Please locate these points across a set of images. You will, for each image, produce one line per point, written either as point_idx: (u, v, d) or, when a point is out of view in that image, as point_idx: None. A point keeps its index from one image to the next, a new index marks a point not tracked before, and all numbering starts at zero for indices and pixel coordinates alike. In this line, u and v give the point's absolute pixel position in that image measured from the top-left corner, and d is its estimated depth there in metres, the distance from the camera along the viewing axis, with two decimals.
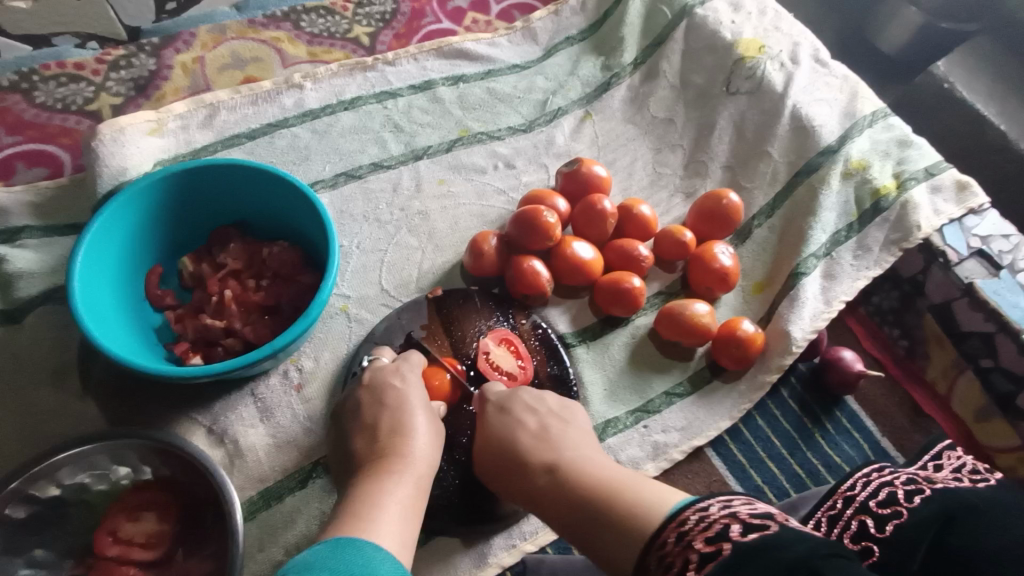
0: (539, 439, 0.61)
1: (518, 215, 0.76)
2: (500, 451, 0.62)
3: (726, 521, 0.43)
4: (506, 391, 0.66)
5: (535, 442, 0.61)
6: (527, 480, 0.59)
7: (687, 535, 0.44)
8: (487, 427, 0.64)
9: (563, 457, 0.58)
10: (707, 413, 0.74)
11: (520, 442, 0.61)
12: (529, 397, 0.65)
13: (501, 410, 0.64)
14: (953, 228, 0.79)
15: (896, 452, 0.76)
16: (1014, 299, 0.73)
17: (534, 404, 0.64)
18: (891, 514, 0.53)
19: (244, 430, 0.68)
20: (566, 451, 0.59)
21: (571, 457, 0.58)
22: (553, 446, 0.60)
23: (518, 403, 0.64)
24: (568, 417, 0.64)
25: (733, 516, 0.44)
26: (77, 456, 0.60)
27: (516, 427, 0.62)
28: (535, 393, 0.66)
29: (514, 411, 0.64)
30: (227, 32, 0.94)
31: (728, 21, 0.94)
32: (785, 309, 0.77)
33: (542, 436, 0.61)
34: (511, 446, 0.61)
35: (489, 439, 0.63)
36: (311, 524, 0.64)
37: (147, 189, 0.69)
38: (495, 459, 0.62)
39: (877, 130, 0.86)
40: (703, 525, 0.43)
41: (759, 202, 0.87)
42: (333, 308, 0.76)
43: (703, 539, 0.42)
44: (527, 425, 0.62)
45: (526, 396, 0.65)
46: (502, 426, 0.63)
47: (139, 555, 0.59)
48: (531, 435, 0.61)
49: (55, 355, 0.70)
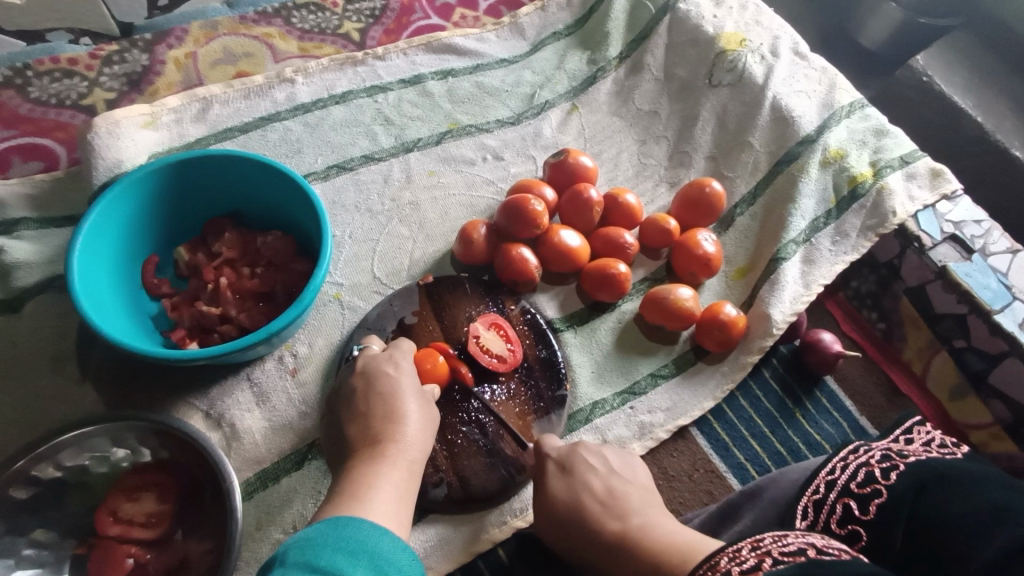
0: (605, 503, 0.59)
1: (507, 204, 0.78)
2: (564, 515, 0.60)
3: (803, 545, 0.46)
4: (565, 447, 0.65)
5: (601, 505, 0.58)
6: (597, 548, 0.56)
7: (761, 548, 0.46)
8: (548, 488, 0.62)
9: (632, 522, 0.56)
10: (692, 394, 0.77)
11: (585, 505, 0.59)
12: (589, 454, 0.63)
13: (563, 470, 0.62)
14: (927, 214, 0.82)
15: (873, 429, 0.78)
16: (985, 281, 0.76)
17: (596, 463, 0.62)
18: (873, 494, 0.55)
19: (240, 413, 0.70)
20: (635, 515, 0.57)
21: (641, 522, 0.56)
22: (620, 511, 0.57)
23: (580, 462, 0.62)
24: (628, 474, 0.62)
25: (810, 544, 0.46)
26: (78, 438, 0.61)
27: (580, 488, 0.60)
28: (594, 450, 0.64)
29: (577, 471, 0.62)
30: (219, 28, 0.95)
31: (710, 15, 0.97)
32: (766, 293, 0.79)
33: (609, 499, 0.59)
34: (575, 509, 0.59)
35: (550, 502, 0.61)
36: (306, 504, 0.66)
37: (143, 179, 0.70)
38: (559, 524, 0.60)
39: (854, 120, 0.89)
40: (781, 546, 0.45)
41: (741, 191, 0.89)
42: (326, 295, 0.78)
43: (779, 551, 0.45)
44: (592, 485, 0.60)
45: (586, 453, 0.63)
46: (565, 487, 0.61)
47: (139, 533, 0.61)
48: (597, 495, 0.59)
49: (54, 342, 0.71)
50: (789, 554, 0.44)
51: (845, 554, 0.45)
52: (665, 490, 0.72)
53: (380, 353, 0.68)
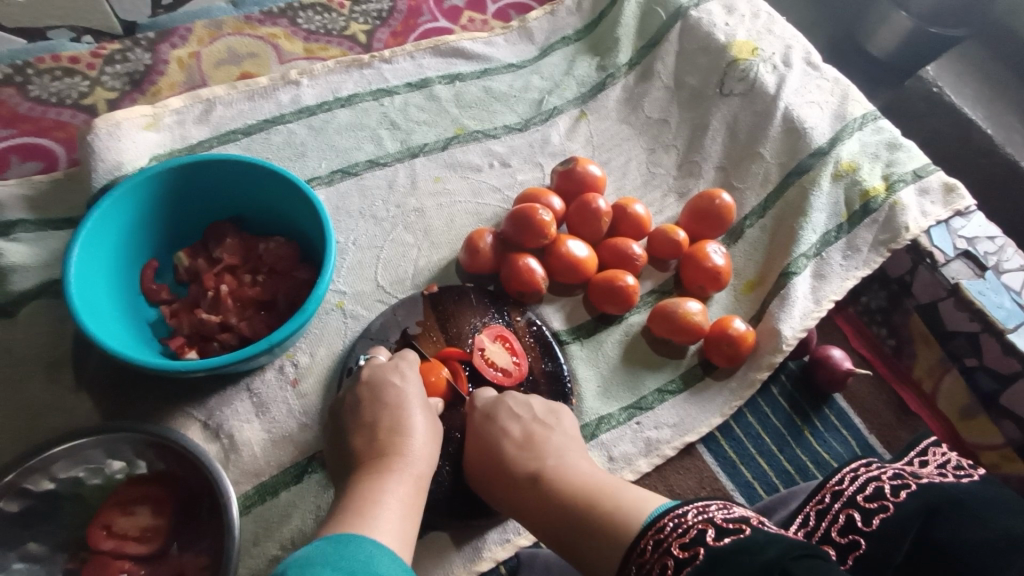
0: (524, 448, 0.62)
1: (513, 213, 0.76)
2: (481, 457, 0.64)
3: (701, 525, 0.46)
4: (492, 397, 0.67)
5: (519, 451, 0.62)
6: (511, 487, 0.61)
7: (664, 542, 0.47)
8: (471, 431, 0.66)
9: (546, 466, 0.61)
10: (699, 410, 0.75)
11: (504, 450, 0.63)
12: (514, 402, 0.66)
13: (487, 417, 0.65)
14: (940, 230, 0.80)
15: (883, 448, 0.77)
16: (998, 300, 0.75)
17: (519, 411, 0.65)
18: (879, 509, 0.54)
19: (240, 424, 0.68)
20: (550, 460, 0.61)
21: (555, 467, 0.60)
22: (538, 454, 0.62)
23: (502, 411, 0.65)
24: (552, 421, 0.65)
25: (708, 520, 0.47)
26: (72, 450, 0.60)
27: (501, 434, 0.64)
28: (521, 398, 0.67)
29: (498, 418, 0.65)
30: (224, 28, 0.93)
31: (721, 23, 0.96)
32: (776, 308, 0.78)
33: (527, 443, 0.63)
34: (494, 453, 0.63)
35: (473, 443, 0.65)
36: (306, 519, 0.65)
37: (143, 183, 0.69)
38: (478, 464, 0.64)
39: (867, 132, 0.88)
40: (681, 535, 0.46)
41: (751, 203, 0.88)
42: (329, 304, 0.76)
43: (678, 544, 0.46)
44: (512, 432, 0.64)
45: (511, 401, 0.66)
46: (486, 432, 0.65)
47: (134, 548, 0.59)
48: (516, 441, 0.63)
49: (50, 349, 0.70)
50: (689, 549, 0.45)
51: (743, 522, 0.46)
52: None
53: (384, 362, 0.67)
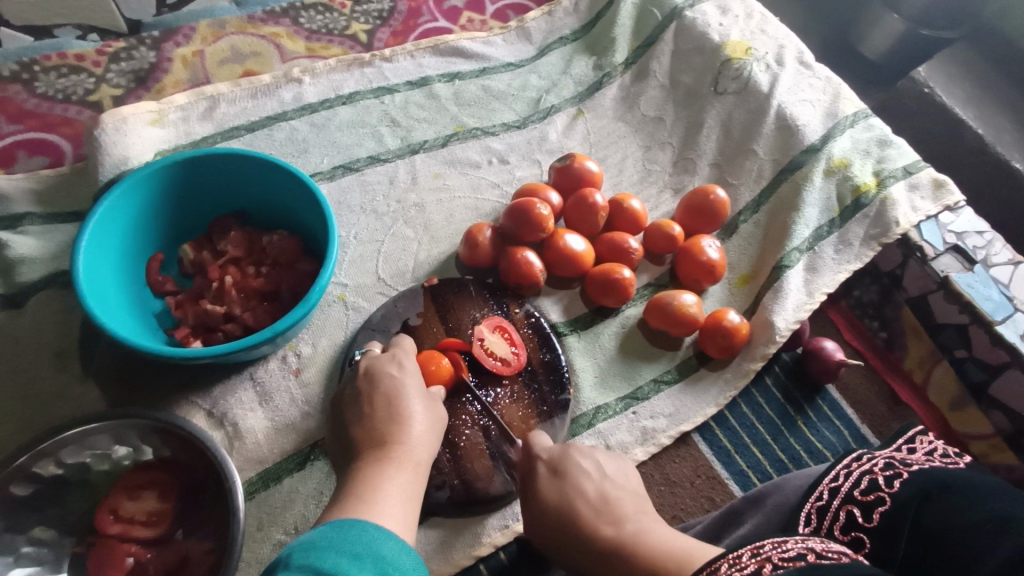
0: (598, 508, 0.57)
1: (512, 208, 0.78)
2: (554, 518, 0.58)
3: (803, 550, 0.46)
4: (558, 449, 0.63)
5: (593, 511, 0.57)
6: (589, 555, 0.55)
7: (762, 554, 0.46)
8: (538, 488, 0.61)
9: (625, 530, 0.55)
10: (694, 400, 0.77)
11: (577, 511, 0.58)
12: (583, 457, 0.62)
13: (554, 473, 0.61)
14: (930, 224, 0.82)
15: (874, 438, 0.79)
16: (986, 292, 0.76)
17: (587, 467, 0.61)
18: (876, 501, 0.56)
19: (243, 413, 0.69)
20: (629, 522, 0.55)
21: (634, 530, 0.54)
22: (614, 518, 0.56)
23: (573, 466, 0.61)
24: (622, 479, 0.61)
25: (808, 548, 0.47)
26: (81, 435, 0.61)
27: (573, 492, 0.59)
28: (589, 453, 0.62)
29: (569, 474, 0.60)
30: (227, 27, 0.95)
31: (716, 23, 0.97)
32: (770, 301, 0.80)
33: (602, 504, 0.58)
34: (567, 515, 0.58)
35: (541, 503, 0.60)
36: (308, 504, 0.66)
37: (149, 176, 0.70)
38: (552, 528, 0.58)
39: (858, 130, 0.89)
40: (781, 552, 0.46)
41: (745, 199, 0.89)
42: (331, 296, 0.78)
43: (780, 557, 0.45)
44: (586, 490, 0.59)
45: (578, 457, 0.62)
46: (557, 491, 0.60)
47: (141, 532, 0.61)
48: (589, 501, 0.58)
49: (57, 339, 0.71)
50: (789, 561, 0.45)
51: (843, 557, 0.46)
52: (667, 496, 0.73)
53: (381, 354, 0.68)
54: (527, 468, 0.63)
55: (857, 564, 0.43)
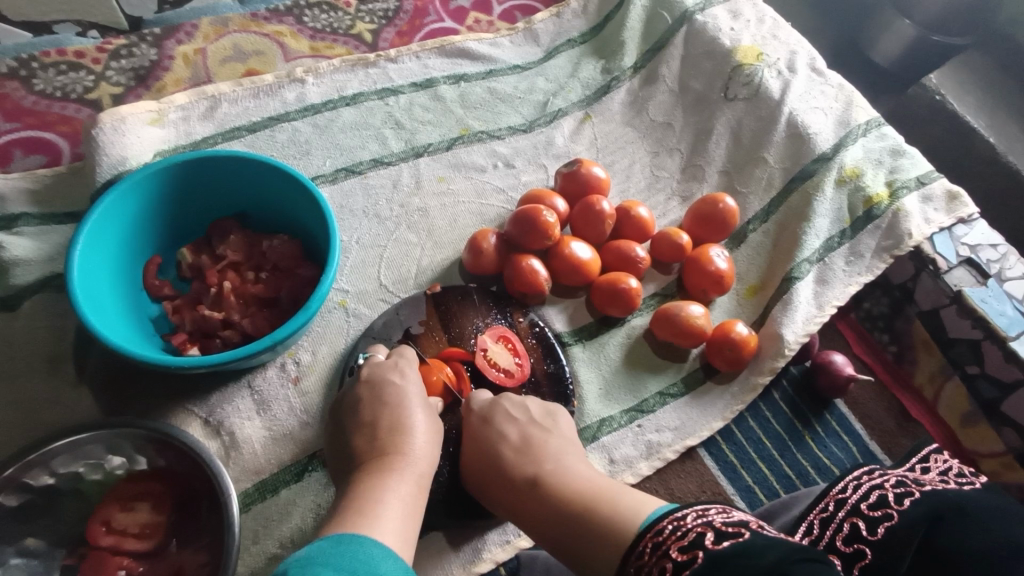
0: (521, 451, 0.63)
1: (517, 214, 0.76)
2: (478, 455, 0.64)
3: (701, 527, 0.46)
4: (488, 400, 0.68)
5: (516, 454, 0.63)
6: (509, 491, 0.61)
7: (663, 543, 0.47)
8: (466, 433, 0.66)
9: (543, 469, 0.61)
10: (700, 413, 0.75)
11: (501, 454, 0.63)
12: (510, 404, 0.67)
13: (484, 419, 0.66)
14: (943, 237, 0.81)
15: (884, 455, 0.77)
16: (1000, 307, 0.75)
17: (516, 413, 0.66)
18: (883, 517, 0.54)
19: (241, 422, 0.68)
20: (549, 463, 0.62)
21: (552, 469, 0.61)
22: (535, 458, 0.62)
23: (500, 413, 0.66)
24: (549, 424, 0.66)
25: (710, 520, 0.47)
26: (73, 444, 0.59)
27: (499, 437, 0.64)
28: (517, 400, 0.67)
29: (495, 420, 0.66)
30: (230, 25, 0.93)
31: (726, 27, 0.96)
32: (778, 313, 0.78)
33: (525, 447, 0.63)
34: (493, 456, 0.63)
35: (469, 445, 0.65)
36: (305, 517, 0.65)
37: (148, 178, 0.69)
38: (474, 465, 0.64)
39: (871, 139, 0.88)
40: (681, 538, 0.46)
41: (754, 207, 0.88)
42: (331, 302, 0.76)
43: (679, 548, 0.46)
44: (510, 437, 0.64)
45: (508, 405, 0.67)
46: (483, 435, 0.65)
47: (133, 545, 0.59)
48: (513, 445, 0.64)
49: (52, 343, 0.70)
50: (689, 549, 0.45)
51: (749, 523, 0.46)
52: None
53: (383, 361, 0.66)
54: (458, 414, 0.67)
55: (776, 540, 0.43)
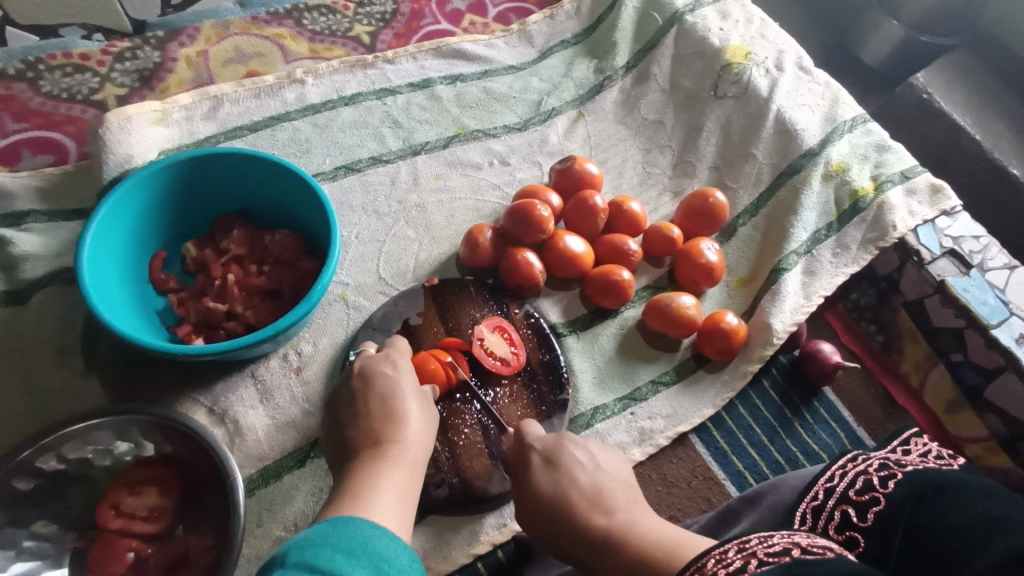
0: (590, 499, 0.58)
1: (512, 209, 0.78)
2: (544, 504, 0.59)
3: (788, 544, 0.46)
4: (554, 439, 0.64)
5: (584, 500, 0.58)
6: (580, 544, 0.56)
7: (748, 549, 0.46)
8: (531, 479, 0.61)
9: (616, 520, 0.55)
10: (691, 401, 0.77)
11: (570, 502, 0.58)
12: (576, 447, 0.62)
13: (549, 464, 0.61)
14: (927, 229, 0.83)
15: (871, 440, 0.79)
16: (982, 296, 0.77)
17: (581, 457, 0.62)
18: (870, 501, 0.56)
19: (244, 410, 0.70)
20: (620, 513, 0.56)
21: (626, 519, 0.55)
22: (605, 508, 0.57)
23: (566, 457, 0.62)
24: (615, 469, 0.62)
25: (796, 543, 0.46)
26: (82, 431, 0.61)
27: (568, 483, 0.60)
28: (581, 443, 0.63)
29: (562, 465, 0.61)
30: (231, 28, 0.96)
31: (716, 28, 0.98)
32: (767, 303, 0.80)
33: (594, 495, 0.58)
34: (559, 504, 0.59)
35: (536, 494, 0.60)
36: (308, 501, 0.66)
37: (153, 175, 0.71)
38: (541, 515, 0.59)
39: (856, 135, 0.90)
40: (766, 547, 0.46)
41: (744, 202, 0.90)
42: (332, 295, 0.78)
43: (764, 552, 0.45)
44: (580, 482, 0.60)
45: (572, 447, 0.62)
46: (551, 482, 0.60)
47: (141, 527, 0.61)
48: (582, 491, 0.59)
49: (60, 335, 0.72)
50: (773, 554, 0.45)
51: (831, 552, 0.46)
52: (664, 495, 0.73)
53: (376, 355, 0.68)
54: (521, 457, 0.63)
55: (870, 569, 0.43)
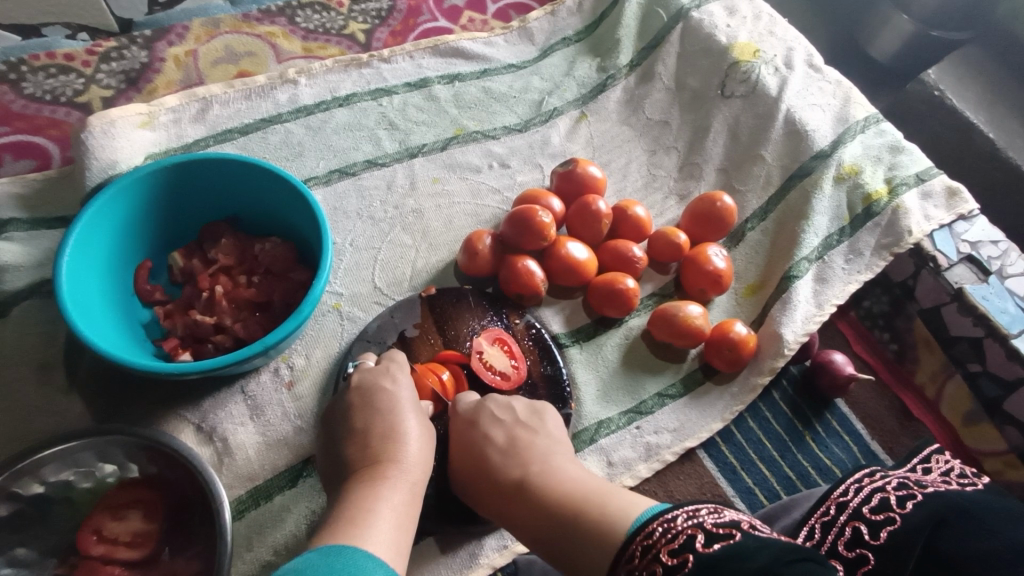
0: (506, 452, 0.61)
1: (512, 215, 0.75)
2: (465, 458, 0.63)
3: (690, 530, 0.45)
4: (474, 401, 0.66)
5: (502, 456, 0.61)
6: (496, 494, 0.60)
7: (654, 546, 0.46)
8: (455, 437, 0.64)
9: (530, 471, 0.59)
10: (699, 415, 0.75)
11: (488, 456, 0.61)
12: (496, 406, 0.65)
13: (470, 422, 0.64)
14: (943, 234, 0.80)
15: (885, 454, 0.76)
16: (1002, 304, 0.74)
17: (501, 414, 0.64)
18: (885, 521, 0.53)
19: (234, 427, 0.67)
20: (534, 463, 0.60)
21: (540, 471, 0.59)
22: (521, 460, 0.60)
23: (485, 415, 0.64)
24: (535, 424, 0.64)
25: (699, 525, 0.46)
26: (62, 453, 0.59)
27: (484, 441, 0.62)
28: (502, 401, 0.65)
29: (481, 422, 0.64)
30: (221, 26, 0.92)
31: (723, 24, 0.95)
32: (777, 312, 0.77)
33: (510, 448, 0.61)
34: (479, 459, 0.62)
35: (458, 451, 0.63)
36: (300, 524, 0.64)
37: (137, 182, 0.68)
38: (462, 468, 0.63)
39: (869, 135, 0.87)
40: (670, 542, 0.45)
41: (752, 206, 0.87)
42: (325, 305, 0.75)
43: (669, 551, 0.45)
44: (496, 439, 0.62)
45: (493, 406, 0.65)
46: (468, 438, 0.63)
47: (124, 554, 0.58)
48: (499, 447, 0.62)
49: (42, 350, 0.69)
50: (677, 554, 0.44)
51: (735, 530, 0.44)
52: None
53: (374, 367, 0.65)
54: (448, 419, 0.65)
55: (770, 549, 0.42)
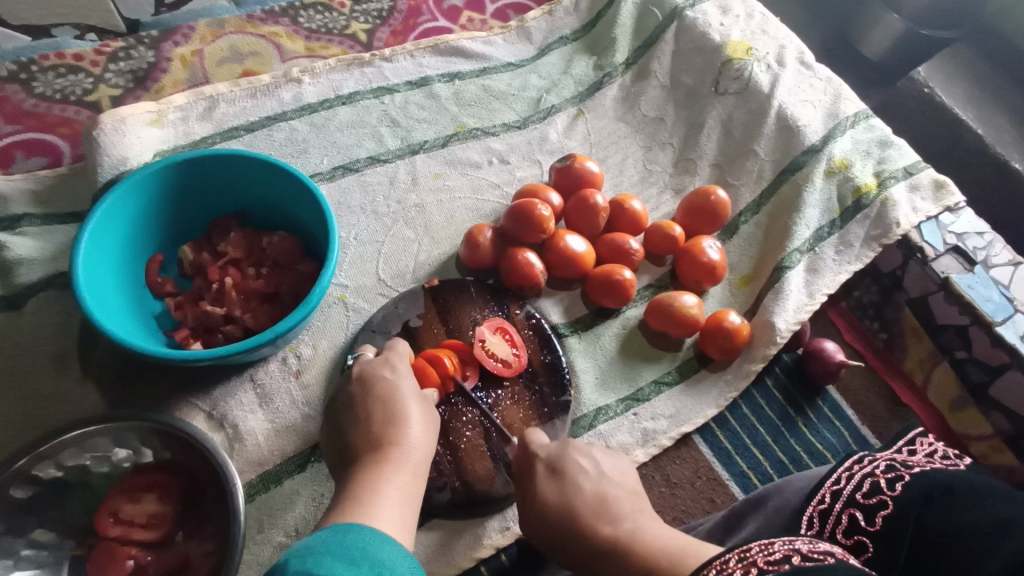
0: (595, 507, 0.56)
1: (512, 208, 0.78)
2: (548, 512, 0.57)
3: (788, 551, 0.45)
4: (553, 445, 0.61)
5: (592, 512, 0.56)
6: (586, 553, 0.55)
7: (748, 558, 0.45)
8: (534, 487, 0.59)
9: (623, 530, 0.54)
10: (695, 401, 0.77)
11: (575, 511, 0.56)
12: (579, 453, 0.60)
13: (552, 472, 0.59)
14: (930, 225, 0.82)
15: (874, 439, 0.79)
16: (987, 293, 0.76)
17: (587, 465, 0.59)
18: (878, 505, 0.55)
19: (244, 415, 0.69)
20: (626, 521, 0.55)
21: (633, 529, 0.54)
22: (611, 516, 0.55)
23: (570, 464, 0.59)
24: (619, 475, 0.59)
25: (795, 550, 0.46)
26: (80, 438, 0.61)
27: (572, 492, 0.57)
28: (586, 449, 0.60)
29: (566, 472, 0.59)
30: (226, 26, 0.95)
31: (717, 23, 0.97)
32: (770, 302, 0.80)
33: (600, 505, 0.56)
34: (565, 515, 0.56)
35: (537, 504, 0.58)
36: (309, 507, 0.66)
37: (149, 177, 0.70)
38: (544, 524, 0.57)
39: (859, 130, 0.89)
40: (766, 555, 0.45)
41: (746, 199, 0.89)
42: (331, 297, 0.77)
43: (765, 560, 0.45)
44: (585, 490, 0.57)
45: (577, 455, 0.60)
46: (553, 491, 0.58)
47: (140, 535, 0.60)
48: (588, 501, 0.56)
49: (57, 340, 0.71)
50: (773, 564, 0.44)
51: (830, 559, 0.45)
52: (668, 497, 0.73)
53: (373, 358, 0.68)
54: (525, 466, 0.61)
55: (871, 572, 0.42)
